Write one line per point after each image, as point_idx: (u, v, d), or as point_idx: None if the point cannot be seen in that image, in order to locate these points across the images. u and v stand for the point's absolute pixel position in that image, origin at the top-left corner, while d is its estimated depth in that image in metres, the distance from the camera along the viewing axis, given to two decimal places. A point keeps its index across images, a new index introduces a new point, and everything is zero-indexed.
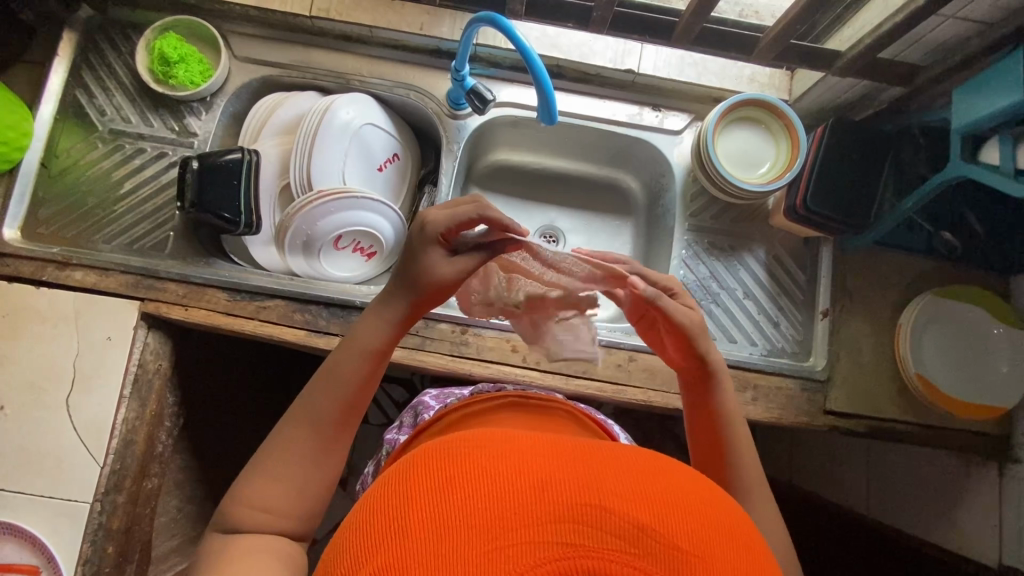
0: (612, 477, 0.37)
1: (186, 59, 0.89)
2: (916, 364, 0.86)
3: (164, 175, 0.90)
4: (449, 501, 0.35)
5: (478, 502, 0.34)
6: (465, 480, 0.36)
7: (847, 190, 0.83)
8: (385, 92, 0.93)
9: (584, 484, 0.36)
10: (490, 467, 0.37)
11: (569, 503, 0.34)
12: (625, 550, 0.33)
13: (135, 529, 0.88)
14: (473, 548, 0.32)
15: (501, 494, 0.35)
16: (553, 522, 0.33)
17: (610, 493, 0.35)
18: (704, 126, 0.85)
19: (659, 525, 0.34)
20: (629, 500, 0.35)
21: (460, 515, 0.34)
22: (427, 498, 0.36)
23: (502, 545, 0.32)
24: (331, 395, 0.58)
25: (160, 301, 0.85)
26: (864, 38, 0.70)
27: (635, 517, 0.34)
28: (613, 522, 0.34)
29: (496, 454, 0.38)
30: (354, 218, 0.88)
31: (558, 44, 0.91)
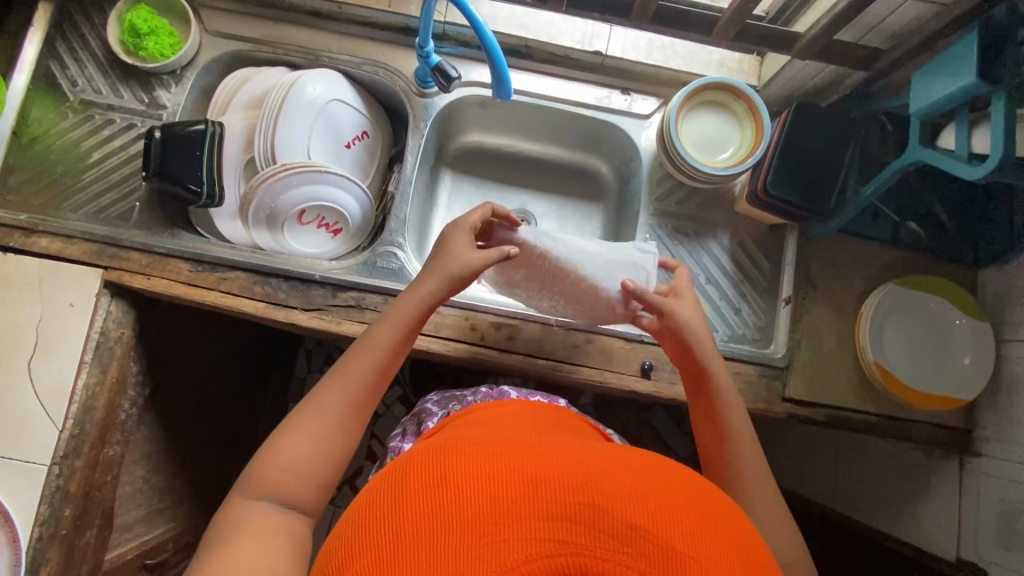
0: (607, 482, 0.44)
1: (156, 31, 0.90)
2: (875, 351, 0.86)
3: (132, 146, 0.91)
4: (457, 496, 0.43)
5: (483, 497, 0.42)
6: (474, 475, 0.44)
7: (807, 175, 0.82)
8: (354, 69, 0.94)
9: (579, 489, 0.43)
10: (495, 471, 0.44)
11: (566, 505, 0.42)
12: (617, 547, 0.40)
13: (95, 494, 0.89)
14: (475, 536, 0.40)
15: (503, 494, 0.42)
16: (550, 519, 0.41)
17: (604, 496, 0.43)
18: (668, 109, 0.85)
19: (650, 527, 0.41)
20: (622, 505, 0.42)
21: (466, 509, 0.42)
22: (437, 493, 0.43)
23: (503, 537, 0.40)
24: (343, 390, 0.65)
25: (123, 270, 0.86)
26: (821, 18, 0.70)
27: (628, 519, 0.41)
28: (604, 522, 0.41)
29: (501, 457, 0.46)
30: (316, 192, 0.89)
31: (526, 24, 0.91)
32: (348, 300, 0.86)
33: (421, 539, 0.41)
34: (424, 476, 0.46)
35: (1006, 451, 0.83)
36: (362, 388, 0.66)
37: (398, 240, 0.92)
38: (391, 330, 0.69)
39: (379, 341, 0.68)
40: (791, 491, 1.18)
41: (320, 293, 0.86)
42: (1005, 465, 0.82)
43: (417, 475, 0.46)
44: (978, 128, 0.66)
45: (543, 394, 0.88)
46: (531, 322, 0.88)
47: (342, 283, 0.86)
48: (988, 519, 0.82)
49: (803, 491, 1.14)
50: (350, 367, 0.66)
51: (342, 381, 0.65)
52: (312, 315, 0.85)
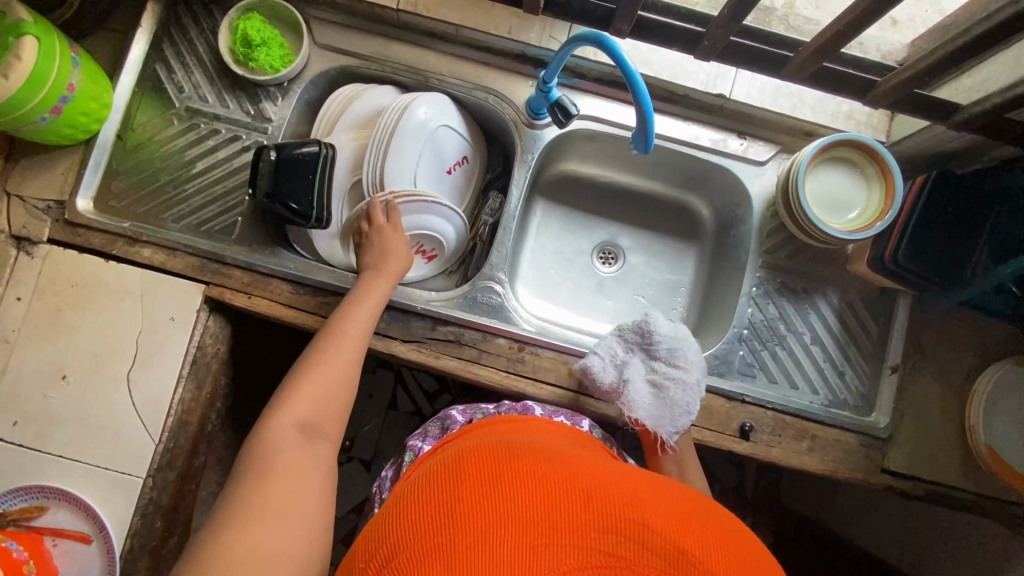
0: (652, 509, 0.48)
1: (268, 42, 0.87)
2: (987, 435, 0.83)
3: (236, 159, 0.90)
4: (515, 497, 0.47)
5: (531, 503, 0.46)
6: (522, 482, 0.48)
7: (940, 248, 0.79)
8: (463, 94, 0.91)
9: (627, 509, 0.47)
10: (551, 482, 0.49)
11: (613, 522, 0.46)
12: (664, 565, 0.43)
13: (181, 504, 0.89)
14: (525, 537, 0.43)
15: (557, 502, 0.47)
16: (598, 530, 0.45)
17: (651, 519, 0.47)
18: (797, 164, 0.81)
19: (694, 553, 0.45)
20: (665, 528, 0.46)
21: (524, 510, 0.46)
22: (496, 492, 0.47)
23: (552, 542, 0.43)
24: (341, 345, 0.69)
25: (225, 287, 0.85)
26: (995, 94, 0.66)
27: (674, 543, 0.45)
28: (651, 541, 0.45)
29: (543, 470, 0.50)
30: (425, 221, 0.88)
31: (649, 61, 0.87)
32: (447, 335, 0.85)
33: (477, 528, 0.44)
34: (483, 475, 0.50)
35: None
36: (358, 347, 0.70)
37: (497, 274, 0.90)
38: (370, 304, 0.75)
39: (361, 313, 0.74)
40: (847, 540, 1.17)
41: (419, 325, 0.85)
42: None
43: (478, 472, 0.50)
44: None
45: (566, 413, 0.79)
46: None
47: (442, 317, 0.85)
48: None
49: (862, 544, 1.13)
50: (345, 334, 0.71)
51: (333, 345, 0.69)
52: (410, 347, 0.84)
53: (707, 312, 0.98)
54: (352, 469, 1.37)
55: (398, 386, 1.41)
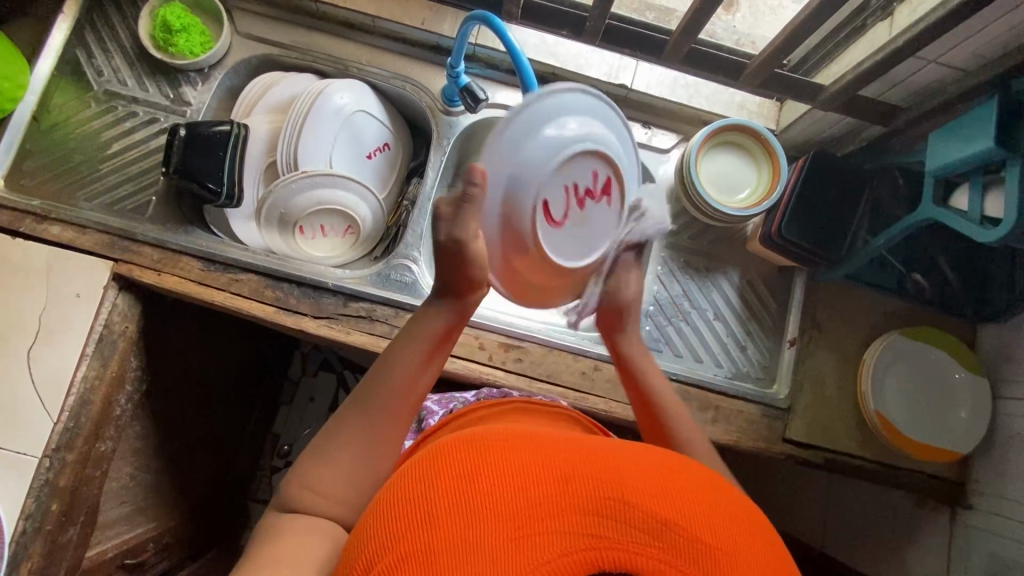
0: (636, 480, 0.40)
1: (188, 29, 0.90)
2: (876, 401, 0.87)
3: (154, 141, 0.91)
4: (486, 488, 0.38)
5: (506, 491, 0.38)
6: (497, 467, 0.40)
7: (821, 223, 0.84)
8: (382, 82, 0.95)
9: (607, 484, 0.39)
10: (524, 462, 0.40)
11: (592, 499, 0.38)
12: (648, 541, 0.36)
13: (83, 490, 0.87)
14: (498, 534, 0.35)
15: (534, 486, 0.38)
16: (577, 514, 0.37)
17: (632, 493, 0.39)
18: (689, 147, 0.87)
19: (681, 521, 0.37)
20: (649, 499, 0.38)
21: (498, 501, 0.37)
22: (467, 482, 0.39)
23: (528, 533, 0.35)
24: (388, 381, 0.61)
25: (133, 264, 0.85)
26: (848, 73, 0.73)
27: (657, 512, 0.37)
28: (638, 517, 0.37)
29: (524, 451, 0.42)
30: (556, 128, 0.61)
31: (555, 53, 0.92)
32: (359, 311, 0.86)
33: (449, 530, 0.36)
34: (450, 464, 0.41)
35: (994, 505, 0.85)
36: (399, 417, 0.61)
37: (412, 253, 0.92)
38: (411, 350, 0.63)
39: (398, 366, 0.62)
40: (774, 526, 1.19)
41: (331, 301, 0.85)
42: (997, 520, 0.83)
43: (443, 465, 0.41)
44: (991, 192, 0.67)
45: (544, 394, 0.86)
46: (539, 345, 0.88)
47: (354, 293, 0.86)
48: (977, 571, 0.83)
49: (789, 530, 1.15)
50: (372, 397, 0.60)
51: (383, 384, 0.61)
52: (321, 324, 0.84)
53: None
54: None
55: (340, 387, 1.47)
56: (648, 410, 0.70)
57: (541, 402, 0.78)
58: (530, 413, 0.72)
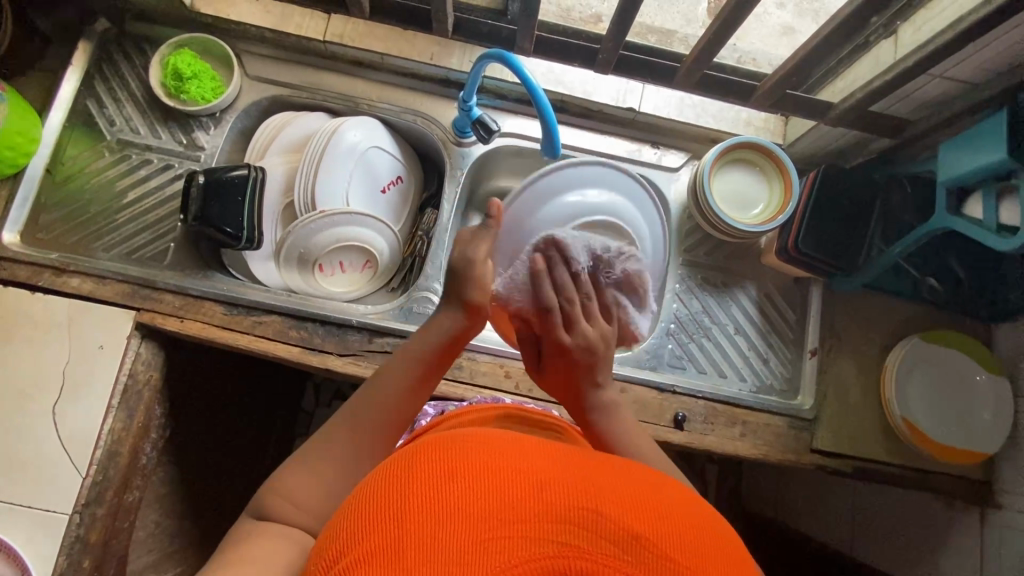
0: (613, 493, 0.39)
1: (199, 76, 0.91)
2: (901, 407, 0.88)
3: (169, 187, 0.91)
4: (461, 487, 0.36)
5: (481, 492, 0.36)
6: (473, 468, 0.38)
7: (838, 236, 0.86)
8: (393, 117, 0.96)
9: (583, 492, 0.37)
10: (499, 463, 0.38)
11: (567, 507, 0.36)
12: (619, 555, 0.34)
13: (113, 542, 0.86)
14: (470, 535, 0.33)
15: (507, 489, 0.36)
16: (551, 521, 0.35)
17: (607, 504, 0.37)
18: (701, 166, 0.88)
19: (651, 536, 0.36)
20: (626, 513, 0.37)
21: (472, 501, 0.35)
22: (442, 478, 0.37)
23: (499, 536, 0.34)
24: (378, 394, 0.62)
25: (156, 312, 0.85)
26: (856, 91, 0.74)
27: (629, 526, 0.36)
28: (607, 528, 0.35)
29: (503, 453, 0.40)
30: (576, 196, 0.80)
31: (563, 80, 0.94)
32: (384, 346, 0.86)
33: (419, 525, 0.34)
34: (426, 460, 0.39)
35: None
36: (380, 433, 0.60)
37: (433, 285, 0.92)
38: (401, 369, 0.64)
39: (389, 385, 0.63)
40: (803, 534, 1.19)
41: (356, 339, 0.85)
42: None
43: (420, 461, 0.39)
44: (1005, 200, 0.69)
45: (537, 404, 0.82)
46: None
47: (378, 328, 0.86)
48: (1011, 571, 0.84)
49: (819, 537, 1.15)
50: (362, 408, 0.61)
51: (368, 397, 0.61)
52: (346, 361, 0.84)
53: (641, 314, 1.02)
54: None
55: None
56: (600, 444, 0.65)
57: (532, 409, 0.74)
58: (512, 419, 0.68)
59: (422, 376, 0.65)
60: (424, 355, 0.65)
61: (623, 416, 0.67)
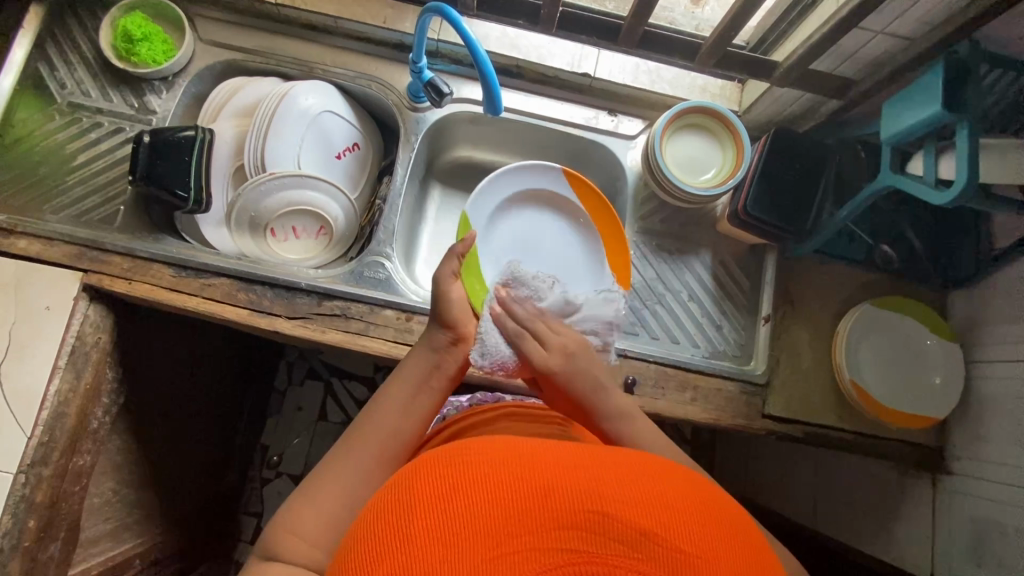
0: (618, 486, 0.38)
1: (150, 38, 0.90)
2: (850, 369, 0.88)
3: (119, 150, 0.91)
4: (466, 505, 0.37)
5: (483, 508, 0.36)
6: (474, 483, 0.38)
7: (786, 200, 0.86)
8: (347, 82, 0.95)
9: (588, 493, 0.37)
10: (503, 473, 0.38)
11: (572, 510, 0.36)
12: (626, 554, 0.35)
13: (61, 505, 0.86)
14: (477, 554, 0.34)
15: (512, 499, 0.37)
16: (557, 528, 0.35)
17: (613, 501, 0.37)
18: (653, 132, 0.88)
19: (659, 530, 0.36)
20: (631, 508, 0.37)
21: (479, 519, 0.36)
22: (445, 498, 0.37)
23: (507, 551, 0.34)
24: (378, 417, 0.62)
25: (103, 274, 0.84)
26: (799, 49, 0.74)
27: (636, 522, 0.36)
28: (616, 529, 0.36)
29: (506, 460, 0.39)
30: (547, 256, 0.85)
31: (517, 45, 0.93)
32: (333, 309, 0.85)
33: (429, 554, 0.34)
34: (429, 479, 0.39)
35: (973, 469, 0.86)
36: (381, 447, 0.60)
37: (386, 250, 0.92)
38: (400, 387, 0.65)
39: (388, 406, 0.63)
40: (769, 509, 1.20)
41: (305, 301, 0.85)
42: (978, 483, 0.84)
43: (422, 480, 0.39)
44: (944, 156, 0.69)
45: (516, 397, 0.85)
46: None
47: (327, 291, 0.86)
48: (961, 535, 0.84)
49: (784, 511, 1.15)
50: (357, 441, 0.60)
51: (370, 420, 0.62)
52: (295, 323, 0.84)
53: None
54: (282, 485, 1.41)
55: (328, 395, 1.47)
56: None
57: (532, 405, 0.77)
58: (516, 418, 0.72)
59: (420, 390, 0.66)
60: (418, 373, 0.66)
61: (633, 428, 0.64)
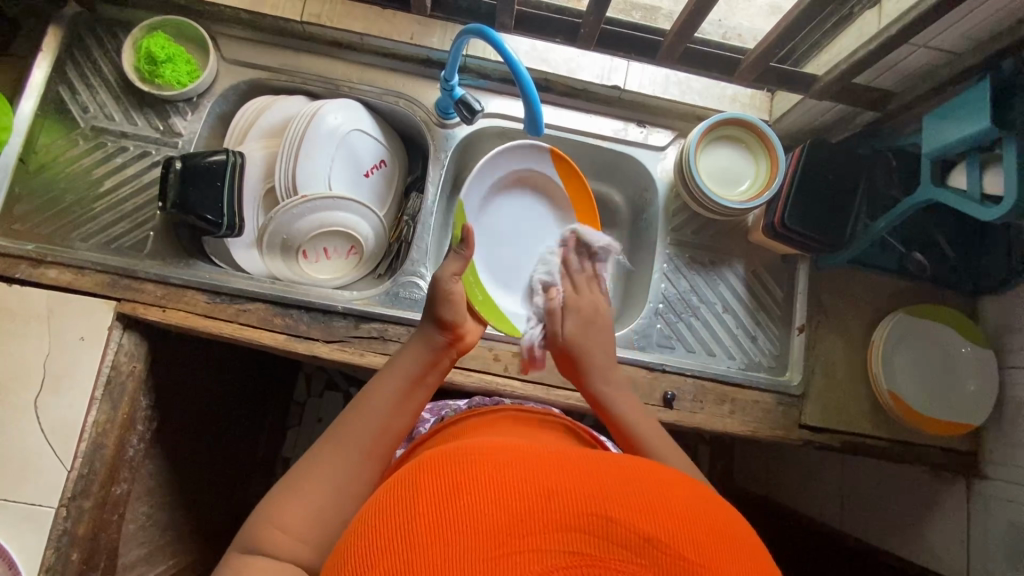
0: (621, 492, 0.38)
1: (174, 59, 0.89)
2: (888, 381, 0.89)
3: (146, 174, 0.89)
4: (466, 504, 0.36)
5: (484, 507, 0.36)
6: (476, 483, 0.37)
7: (824, 212, 0.86)
8: (374, 99, 0.94)
9: (591, 497, 0.37)
10: (503, 474, 0.38)
11: (575, 514, 0.36)
12: (631, 559, 0.34)
13: (101, 536, 0.85)
14: (476, 554, 0.33)
15: (514, 499, 0.36)
16: (559, 530, 0.35)
17: (616, 506, 0.37)
18: (687, 144, 0.87)
19: (663, 536, 0.36)
20: (636, 513, 0.37)
21: (480, 517, 0.35)
22: (446, 498, 0.36)
23: (508, 551, 0.34)
24: (366, 415, 0.61)
25: (137, 302, 0.83)
26: (841, 63, 0.74)
27: (640, 527, 0.36)
28: (618, 532, 0.35)
29: (507, 463, 0.39)
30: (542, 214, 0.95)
31: (546, 59, 0.92)
32: (371, 331, 0.85)
33: (428, 553, 0.34)
34: (428, 477, 0.39)
35: (1009, 474, 0.87)
36: (366, 447, 0.59)
37: (419, 269, 0.91)
38: (392, 381, 0.65)
39: (379, 401, 0.63)
40: (795, 512, 1.21)
41: (342, 325, 0.84)
42: (1013, 488, 0.85)
43: (423, 477, 0.39)
44: (988, 170, 0.69)
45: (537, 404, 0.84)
46: None
47: (364, 313, 0.85)
48: (999, 540, 0.85)
49: (813, 514, 1.16)
50: (341, 436, 0.60)
51: (358, 414, 0.61)
52: (332, 346, 0.84)
53: (630, 297, 1.01)
54: None
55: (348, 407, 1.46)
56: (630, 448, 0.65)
57: (532, 408, 0.75)
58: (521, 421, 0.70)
59: (414, 384, 0.66)
60: (414, 368, 0.66)
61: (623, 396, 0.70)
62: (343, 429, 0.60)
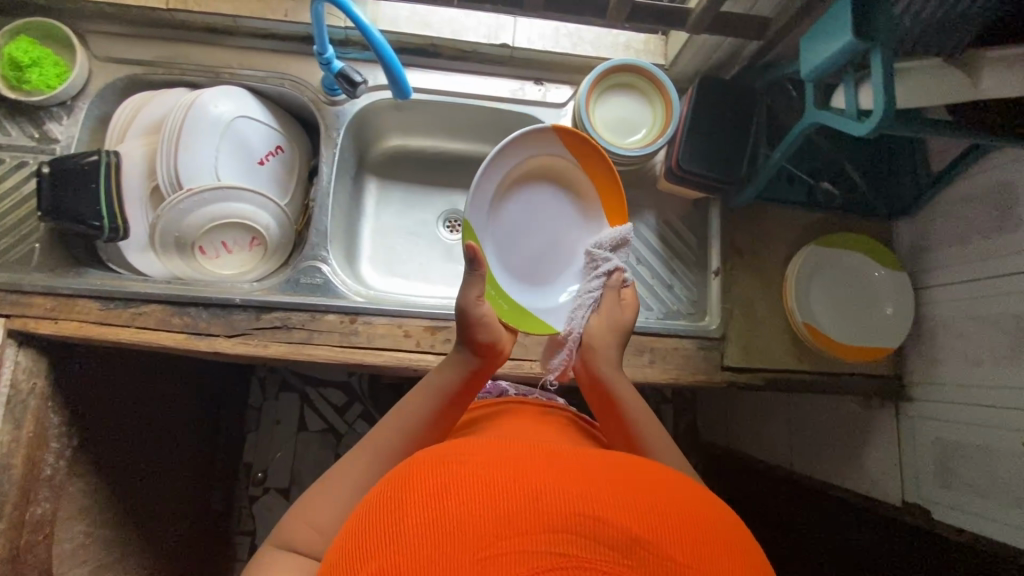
0: (610, 492, 0.36)
1: (39, 63, 0.85)
2: (802, 312, 0.88)
3: (26, 185, 0.86)
4: (453, 503, 0.34)
5: (473, 508, 0.34)
6: (465, 485, 0.36)
7: (720, 149, 0.84)
8: (258, 83, 0.91)
9: (577, 495, 0.35)
10: (493, 475, 0.36)
11: (561, 514, 0.33)
12: (617, 561, 0.32)
13: (25, 557, 0.84)
14: (460, 555, 0.31)
15: (505, 500, 0.34)
16: (544, 531, 0.33)
17: (603, 506, 0.34)
18: (579, 95, 0.86)
19: (651, 537, 0.33)
20: (623, 511, 0.35)
21: (466, 518, 0.33)
22: (436, 498, 0.35)
23: (492, 553, 0.31)
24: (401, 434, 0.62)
25: (27, 317, 0.81)
26: None
27: (627, 526, 0.33)
28: (606, 533, 0.33)
29: (501, 464, 0.38)
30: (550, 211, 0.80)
31: (429, 22, 0.90)
32: (273, 321, 0.83)
33: (411, 553, 0.32)
34: (418, 479, 0.37)
35: (931, 393, 0.86)
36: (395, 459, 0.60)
37: (321, 253, 0.89)
38: (428, 400, 0.64)
39: (413, 417, 0.63)
40: (752, 458, 1.22)
41: (242, 317, 0.82)
42: (936, 406, 0.85)
43: (412, 481, 0.38)
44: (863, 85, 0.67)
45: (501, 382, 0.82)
46: None
47: (263, 304, 0.83)
48: (928, 459, 0.85)
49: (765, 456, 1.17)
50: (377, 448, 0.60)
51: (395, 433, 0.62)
52: (233, 341, 0.82)
53: None
54: (271, 500, 1.39)
55: (304, 405, 1.45)
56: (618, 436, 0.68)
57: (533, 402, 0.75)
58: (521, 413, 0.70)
59: (449, 404, 0.65)
60: (450, 388, 0.65)
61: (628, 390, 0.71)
62: (375, 445, 0.61)
